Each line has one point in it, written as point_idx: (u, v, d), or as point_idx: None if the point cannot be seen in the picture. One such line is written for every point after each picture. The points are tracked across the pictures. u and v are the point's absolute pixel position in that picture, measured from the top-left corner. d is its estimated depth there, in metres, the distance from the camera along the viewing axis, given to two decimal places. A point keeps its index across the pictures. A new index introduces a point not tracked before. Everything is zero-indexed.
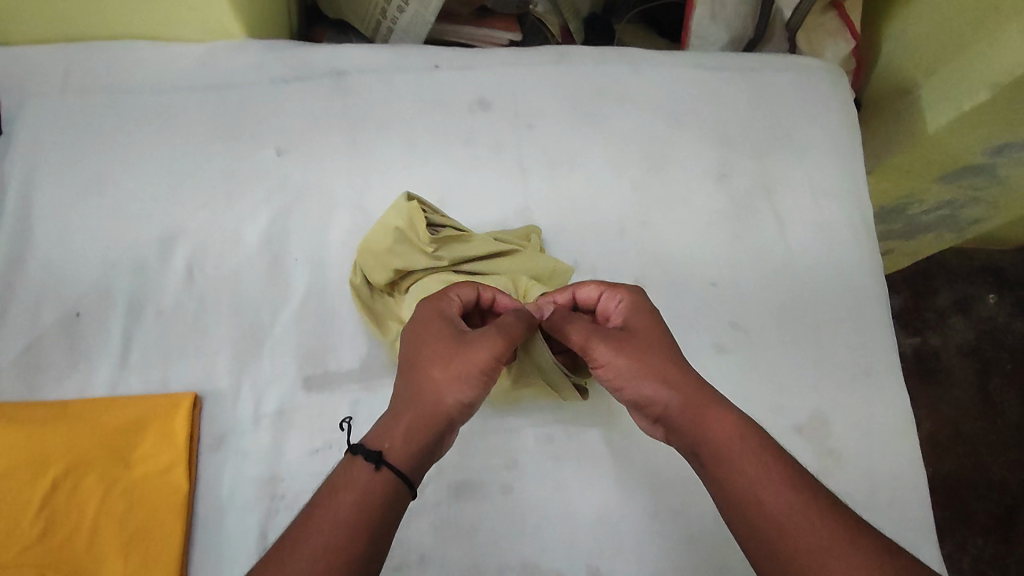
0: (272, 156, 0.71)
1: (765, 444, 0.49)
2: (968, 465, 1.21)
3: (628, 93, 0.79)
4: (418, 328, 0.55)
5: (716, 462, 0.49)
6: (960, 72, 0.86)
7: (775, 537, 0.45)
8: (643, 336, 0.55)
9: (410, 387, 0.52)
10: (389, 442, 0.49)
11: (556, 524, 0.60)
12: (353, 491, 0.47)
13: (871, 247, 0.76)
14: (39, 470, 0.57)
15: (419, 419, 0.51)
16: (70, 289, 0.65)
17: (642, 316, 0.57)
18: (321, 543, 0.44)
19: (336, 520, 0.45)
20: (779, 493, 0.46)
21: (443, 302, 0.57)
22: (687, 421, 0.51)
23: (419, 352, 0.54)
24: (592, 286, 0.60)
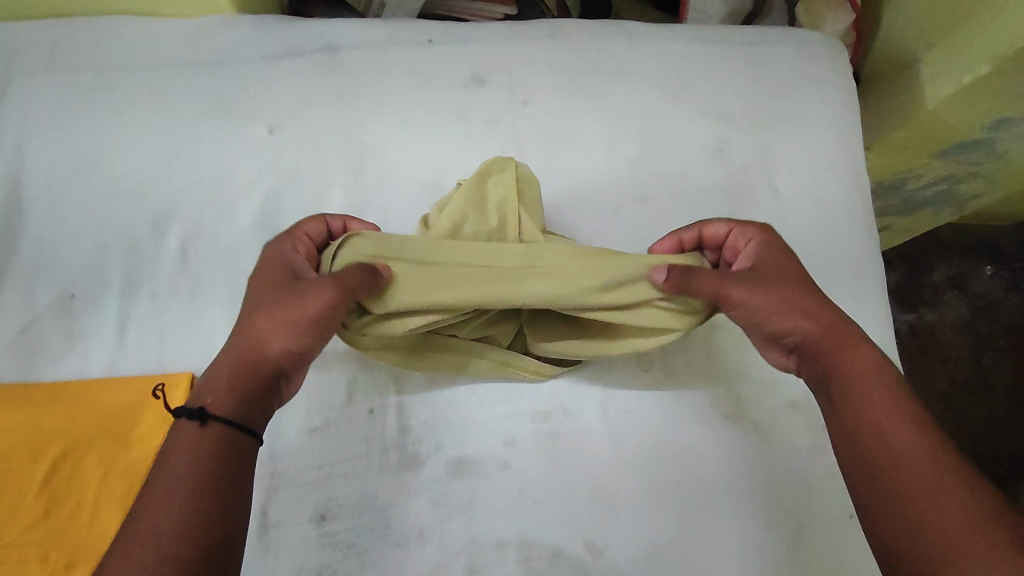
0: (265, 134, 0.70)
1: (902, 383, 0.49)
2: (961, 438, 1.23)
3: (626, 68, 0.77)
4: (258, 274, 0.56)
5: (842, 377, 0.50)
6: (958, 46, 0.85)
7: (883, 463, 0.45)
8: (776, 266, 0.56)
9: (237, 331, 0.53)
10: (208, 384, 0.50)
11: (553, 500, 0.61)
12: (174, 461, 0.46)
13: (868, 224, 0.76)
14: (38, 451, 0.57)
15: (243, 357, 0.51)
16: (64, 270, 0.65)
17: (779, 259, 0.57)
18: (159, 510, 0.43)
19: (175, 480, 0.45)
20: (901, 424, 0.46)
21: (281, 246, 0.57)
22: (824, 335, 0.52)
23: (254, 296, 0.54)
24: (723, 223, 0.61)
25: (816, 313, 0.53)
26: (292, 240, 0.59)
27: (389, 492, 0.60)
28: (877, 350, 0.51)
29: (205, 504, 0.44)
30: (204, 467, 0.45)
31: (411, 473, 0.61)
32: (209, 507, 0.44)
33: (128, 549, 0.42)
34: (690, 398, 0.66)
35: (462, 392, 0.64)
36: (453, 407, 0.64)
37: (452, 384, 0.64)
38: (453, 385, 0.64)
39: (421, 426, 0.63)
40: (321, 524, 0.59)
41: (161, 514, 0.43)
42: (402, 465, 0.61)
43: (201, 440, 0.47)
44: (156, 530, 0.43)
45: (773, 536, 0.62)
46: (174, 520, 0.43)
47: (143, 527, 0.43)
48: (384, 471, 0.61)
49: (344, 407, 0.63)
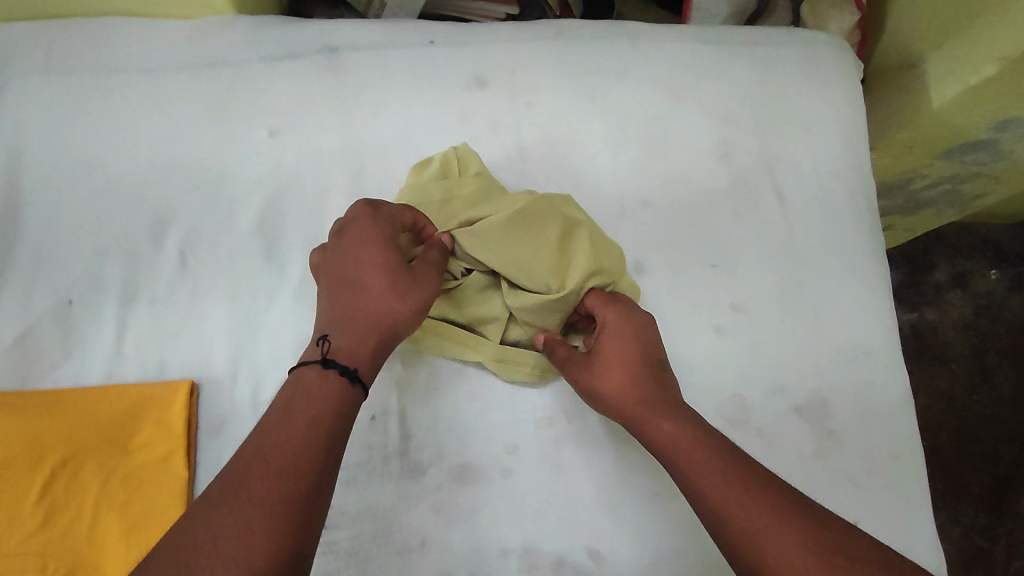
0: (265, 137, 0.69)
1: (706, 439, 0.50)
2: (962, 439, 1.22)
3: (629, 69, 0.77)
4: (358, 245, 0.55)
5: (694, 485, 0.48)
6: (967, 44, 0.84)
7: (721, 535, 0.46)
8: (611, 345, 0.58)
9: (348, 301, 0.53)
10: (336, 344, 0.51)
11: (556, 507, 0.61)
12: (306, 412, 0.47)
13: (874, 227, 0.75)
14: (37, 459, 0.56)
15: (368, 325, 0.52)
16: (62, 276, 0.64)
17: (614, 334, 0.58)
18: (295, 440, 0.45)
19: (317, 419, 0.46)
20: (755, 514, 0.45)
21: (379, 222, 0.57)
22: (666, 435, 0.52)
23: (353, 269, 0.54)
24: (594, 297, 0.62)
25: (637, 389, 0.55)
26: (386, 219, 0.57)
27: (392, 499, 0.60)
28: (711, 429, 0.51)
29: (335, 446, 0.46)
30: (341, 425, 0.47)
31: (413, 481, 0.60)
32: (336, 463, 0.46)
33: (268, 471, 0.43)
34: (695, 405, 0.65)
35: (465, 399, 0.64)
36: (456, 415, 0.63)
37: (454, 390, 0.64)
38: (456, 392, 0.64)
39: (424, 434, 0.62)
40: (323, 532, 0.58)
41: (302, 441, 0.45)
42: (405, 473, 0.61)
43: (341, 395, 0.49)
44: (297, 457, 0.44)
45: None
46: (311, 470, 0.44)
47: (281, 466, 0.43)
48: (386, 479, 0.60)
49: None
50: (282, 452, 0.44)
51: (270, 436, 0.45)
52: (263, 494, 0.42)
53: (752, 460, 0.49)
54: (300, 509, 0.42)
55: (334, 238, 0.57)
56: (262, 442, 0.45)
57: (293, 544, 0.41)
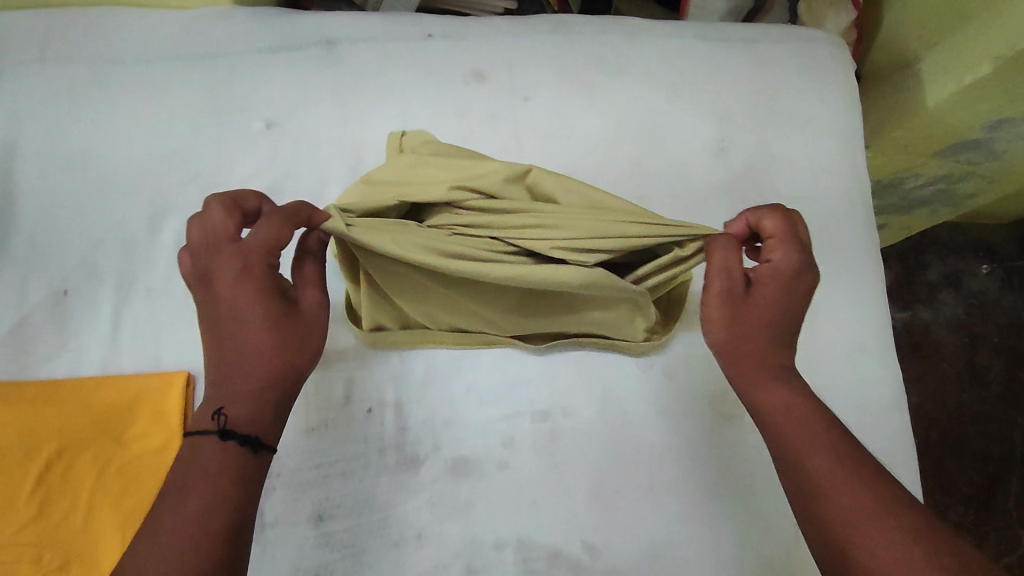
0: (262, 129, 0.69)
1: (822, 421, 0.49)
2: (952, 436, 1.24)
3: (627, 64, 0.77)
4: (232, 292, 0.49)
5: (794, 455, 0.48)
6: (961, 44, 0.84)
7: (814, 496, 0.46)
8: (778, 286, 0.53)
9: (234, 355, 0.49)
10: (232, 411, 0.48)
11: (551, 501, 0.61)
12: (204, 487, 0.44)
13: (868, 223, 0.75)
14: (32, 449, 0.56)
15: (262, 384, 0.49)
16: (58, 266, 0.64)
17: (776, 286, 0.53)
18: (180, 517, 0.43)
19: (213, 492, 0.44)
20: (859, 495, 0.45)
21: (256, 268, 0.50)
22: (776, 401, 0.51)
23: (232, 322, 0.49)
24: (774, 223, 0.55)
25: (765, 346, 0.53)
26: (263, 260, 0.51)
27: (388, 491, 0.60)
28: (822, 410, 0.50)
29: (225, 514, 0.44)
30: (242, 502, 0.45)
31: (409, 473, 0.61)
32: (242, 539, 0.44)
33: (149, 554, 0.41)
34: (691, 400, 0.66)
35: (460, 392, 0.64)
36: (451, 407, 0.63)
37: (451, 383, 0.64)
38: (452, 384, 0.64)
39: (420, 426, 0.62)
40: (319, 524, 0.58)
41: (187, 519, 0.43)
42: (401, 465, 0.61)
43: (234, 465, 0.46)
44: (182, 534, 0.42)
45: (770, 536, 0.62)
46: (208, 553, 0.42)
47: (171, 546, 0.42)
48: (382, 471, 0.60)
49: (342, 406, 0.62)
50: (173, 536, 0.42)
51: (167, 519, 0.43)
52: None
53: (859, 445, 0.48)
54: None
55: (203, 283, 0.50)
56: (152, 525, 0.43)
57: None
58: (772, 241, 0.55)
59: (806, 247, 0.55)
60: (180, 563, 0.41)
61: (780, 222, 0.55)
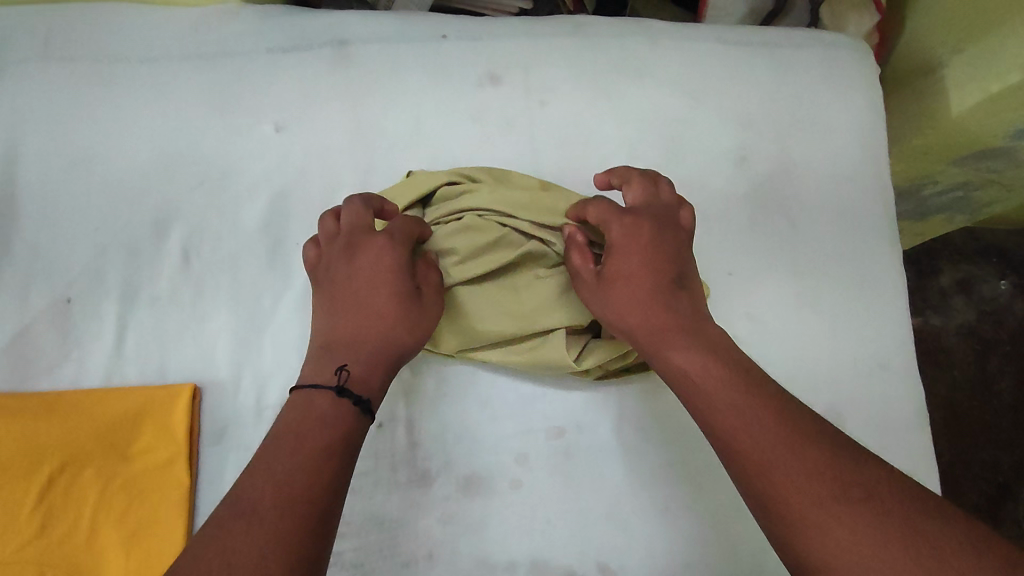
0: (271, 132, 0.67)
1: (727, 369, 0.50)
2: (963, 445, 1.22)
3: (646, 68, 0.75)
4: (368, 265, 0.56)
5: (706, 419, 0.49)
6: (990, 50, 0.82)
7: (733, 458, 0.47)
8: (624, 258, 0.56)
9: (358, 323, 0.54)
10: (353, 372, 0.52)
11: (565, 520, 0.59)
12: (319, 435, 0.47)
13: (892, 235, 0.73)
14: (33, 464, 0.54)
15: (380, 351, 0.53)
16: (61, 273, 0.62)
17: (625, 256, 0.56)
18: (296, 455, 0.46)
19: (326, 440, 0.47)
20: (768, 443, 0.46)
21: (396, 248, 0.56)
22: (676, 362, 0.52)
23: (362, 291, 0.55)
24: (597, 211, 0.58)
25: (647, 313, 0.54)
26: (402, 242, 0.57)
27: (399, 509, 0.58)
28: (719, 358, 0.51)
29: (337, 461, 0.46)
30: (349, 455, 0.48)
31: (421, 491, 0.59)
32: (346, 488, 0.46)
33: (266, 484, 0.44)
34: None
35: (474, 407, 0.62)
36: (464, 423, 0.62)
37: (463, 397, 0.62)
38: (465, 398, 0.62)
39: (432, 442, 0.60)
40: None
41: (301, 457, 0.46)
42: (412, 482, 0.59)
43: (343, 420, 0.49)
44: (296, 472, 0.45)
45: None
46: (323, 496, 0.44)
47: (289, 480, 0.44)
48: (393, 488, 0.59)
49: None
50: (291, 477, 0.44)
51: (286, 458, 0.45)
52: (275, 516, 0.42)
53: (762, 386, 0.49)
54: (304, 514, 0.43)
55: (346, 254, 0.56)
56: (265, 461, 0.45)
57: (302, 550, 0.41)
58: (603, 225, 0.58)
59: (634, 212, 0.58)
60: (300, 503, 0.43)
61: (604, 206, 0.58)
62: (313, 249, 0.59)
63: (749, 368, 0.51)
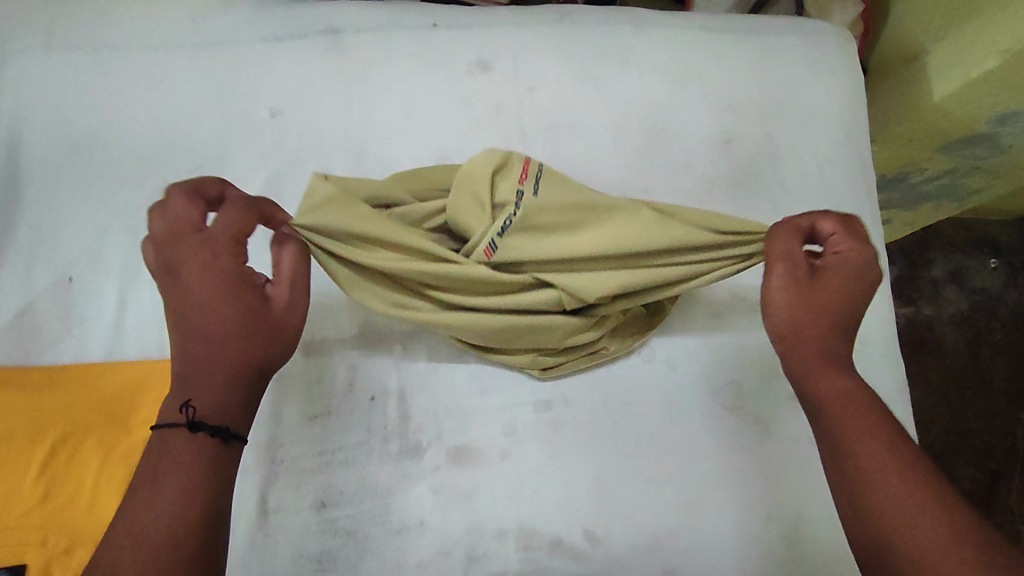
0: (266, 118, 0.69)
1: (877, 408, 0.47)
2: (955, 432, 1.23)
3: (631, 55, 0.77)
4: (197, 284, 0.47)
5: (845, 445, 0.46)
6: (969, 37, 0.84)
7: (862, 488, 0.44)
8: (842, 277, 0.51)
9: (197, 351, 0.46)
10: (200, 407, 0.45)
11: (553, 490, 0.61)
12: (176, 478, 0.43)
13: (873, 216, 0.75)
14: (35, 435, 0.55)
15: (237, 372, 0.47)
16: (63, 253, 0.64)
17: (842, 274, 0.51)
18: (149, 512, 0.41)
19: (183, 488, 0.42)
20: (921, 499, 0.42)
21: (223, 255, 0.48)
22: (835, 392, 0.48)
23: (197, 315, 0.47)
24: (833, 223, 0.53)
25: (822, 338, 0.50)
26: (231, 248, 0.48)
27: (390, 480, 0.60)
28: (881, 406, 0.48)
29: (197, 509, 0.42)
30: (218, 490, 0.44)
31: (412, 461, 0.61)
32: (214, 532, 0.43)
33: (118, 546, 0.40)
34: (693, 392, 0.66)
35: (464, 381, 0.64)
36: (454, 397, 0.63)
37: (453, 372, 0.64)
38: (455, 373, 0.64)
39: (423, 414, 0.62)
40: (322, 511, 0.59)
41: (153, 513, 0.41)
42: (404, 454, 0.61)
43: (206, 459, 0.44)
44: (150, 531, 0.41)
45: (771, 527, 0.62)
46: (186, 545, 0.41)
47: (142, 540, 0.40)
48: (385, 459, 0.61)
49: (347, 393, 0.62)
50: (147, 525, 0.41)
51: (139, 516, 0.41)
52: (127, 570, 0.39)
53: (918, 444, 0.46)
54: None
55: (170, 272, 0.48)
56: (119, 520, 0.42)
57: None
58: (835, 237, 0.53)
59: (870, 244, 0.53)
60: (159, 558, 0.40)
61: (847, 222, 0.53)
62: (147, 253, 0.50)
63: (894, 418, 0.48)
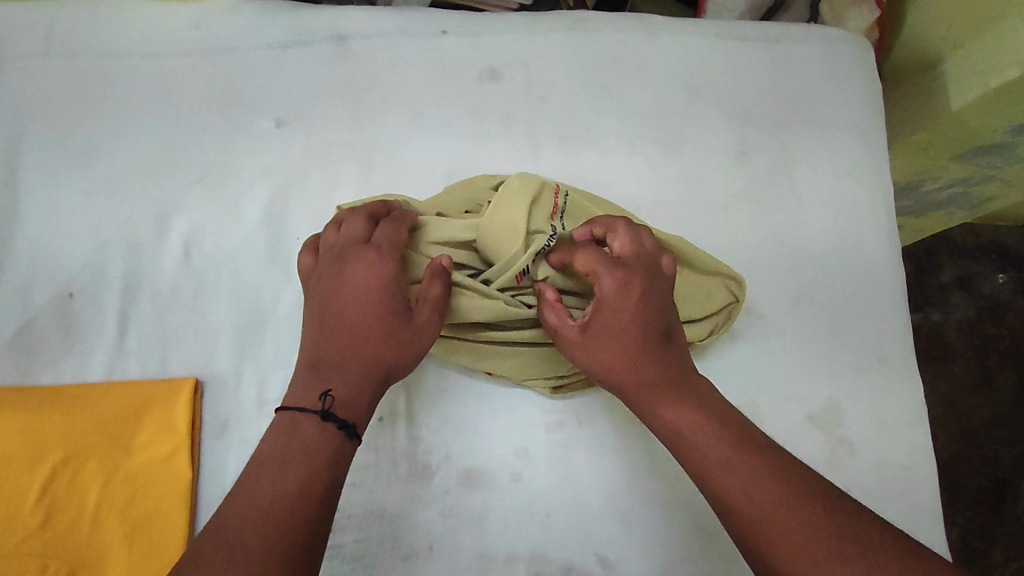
0: (271, 128, 0.67)
1: (720, 420, 0.48)
2: (964, 441, 1.22)
3: (645, 63, 0.75)
4: (356, 284, 0.52)
5: (700, 472, 0.47)
6: (989, 46, 0.82)
7: (729, 513, 0.45)
8: (613, 317, 0.52)
9: (346, 344, 0.51)
10: (338, 396, 0.48)
11: (565, 513, 0.60)
12: (306, 461, 0.44)
13: (891, 230, 0.74)
14: (37, 458, 0.55)
15: (369, 373, 0.50)
16: (63, 268, 0.62)
17: (610, 316, 0.52)
18: (282, 484, 0.43)
19: (316, 467, 0.44)
20: (766, 501, 0.44)
21: (388, 261, 0.53)
22: (670, 422, 0.49)
23: (349, 312, 0.52)
24: (582, 262, 0.54)
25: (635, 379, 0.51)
26: (391, 257, 0.54)
27: (399, 504, 0.59)
28: (717, 415, 0.49)
29: (329, 491, 0.44)
30: (336, 480, 0.45)
31: (421, 484, 0.59)
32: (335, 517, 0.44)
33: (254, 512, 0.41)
34: None
35: (474, 401, 0.63)
36: (464, 417, 0.62)
37: (463, 392, 0.63)
38: (465, 393, 0.63)
39: (432, 436, 0.61)
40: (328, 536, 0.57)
41: (288, 485, 0.43)
42: (413, 476, 0.59)
43: (334, 446, 0.46)
44: (280, 503, 0.42)
45: None
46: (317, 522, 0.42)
47: (276, 511, 0.42)
48: (393, 482, 0.59)
49: None
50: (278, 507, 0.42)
51: (273, 486, 0.43)
52: (265, 541, 0.40)
53: (757, 436, 0.48)
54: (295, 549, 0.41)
55: (335, 268, 0.53)
56: (252, 490, 0.43)
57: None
58: (591, 275, 0.54)
59: (617, 263, 0.53)
60: (297, 528, 0.41)
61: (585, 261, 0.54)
62: (306, 258, 0.56)
63: (744, 420, 0.49)
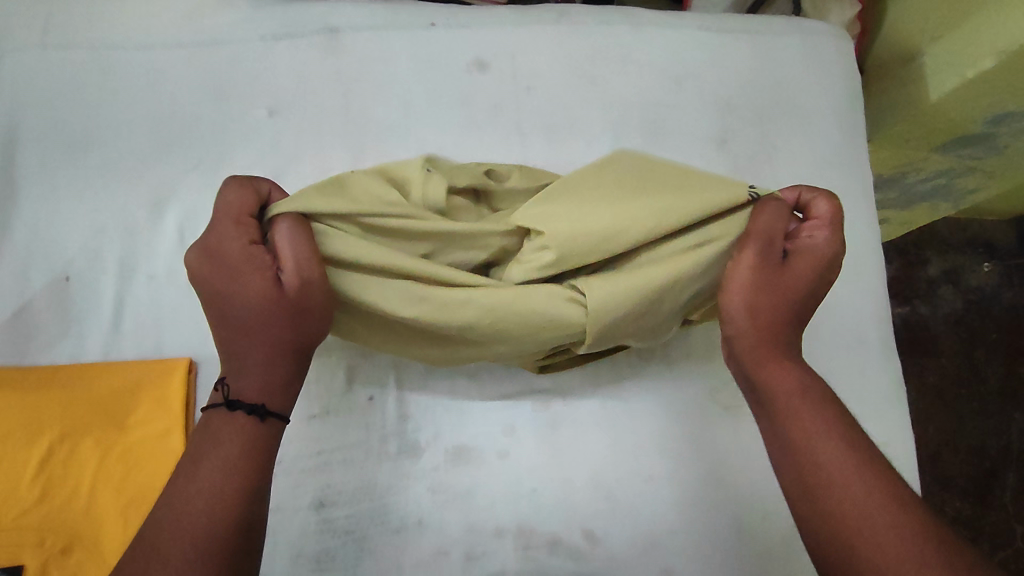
0: (264, 117, 0.69)
1: (828, 404, 0.48)
2: (952, 431, 1.24)
3: (630, 54, 0.77)
4: (221, 278, 0.48)
5: (798, 443, 0.47)
6: (966, 36, 0.84)
7: (813, 481, 0.45)
8: (811, 266, 0.53)
9: (238, 340, 0.48)
10: (240, 386, 0.47)
11: (552, 489, 0.61)
12: (216, 455, 0.44)
13: (870, 216, 0.75)
14: (35, 434, 0.56)
15: (275, 355, 0.48)
16: (59, 253, 0.64)
17: (812, 263, 0.53)
18: (196, 481, 0.43)
19: (228, 459, 0.44)
20: (867, 488, 0.43)
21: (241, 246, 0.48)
22: (784, 385, 0.49)
23: (226, 307, 0.48)
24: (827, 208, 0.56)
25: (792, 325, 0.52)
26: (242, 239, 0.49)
27: (389, 480, 0.60)
28: (828, 397, 0.49)
29: (243, 481, 0.44)
30: (252, 467, 0.45)
31: (411, 461, 0.61)
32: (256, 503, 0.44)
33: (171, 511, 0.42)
34: (694, 390, 0.66)
35: (463, 381, 0.64)
36: (453, 396, 0.63)
37: (452, 372, 0.64)
38: (454, 373, 0.64)
39: (422, 415, 0.62)
40: (320, 510, 0.59)
41: (199, 483, 0.43)
42: (403, 453, 0.61)
43: (249, 434, 0.46)
44: (189, 501, 0.42)
45: (769, 526, 0.63)
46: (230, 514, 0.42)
47: (190, 510, 0.42)
48: (384, 459, 0.61)
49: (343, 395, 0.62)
50: (195, 508, 0.42)
51: (183, 485, 0.43)
52: (175, 537, 0.40)
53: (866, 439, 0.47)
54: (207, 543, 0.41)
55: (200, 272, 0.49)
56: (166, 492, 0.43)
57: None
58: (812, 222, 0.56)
59: None
60: (211, 522, 0.41)
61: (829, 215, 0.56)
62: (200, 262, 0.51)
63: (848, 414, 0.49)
